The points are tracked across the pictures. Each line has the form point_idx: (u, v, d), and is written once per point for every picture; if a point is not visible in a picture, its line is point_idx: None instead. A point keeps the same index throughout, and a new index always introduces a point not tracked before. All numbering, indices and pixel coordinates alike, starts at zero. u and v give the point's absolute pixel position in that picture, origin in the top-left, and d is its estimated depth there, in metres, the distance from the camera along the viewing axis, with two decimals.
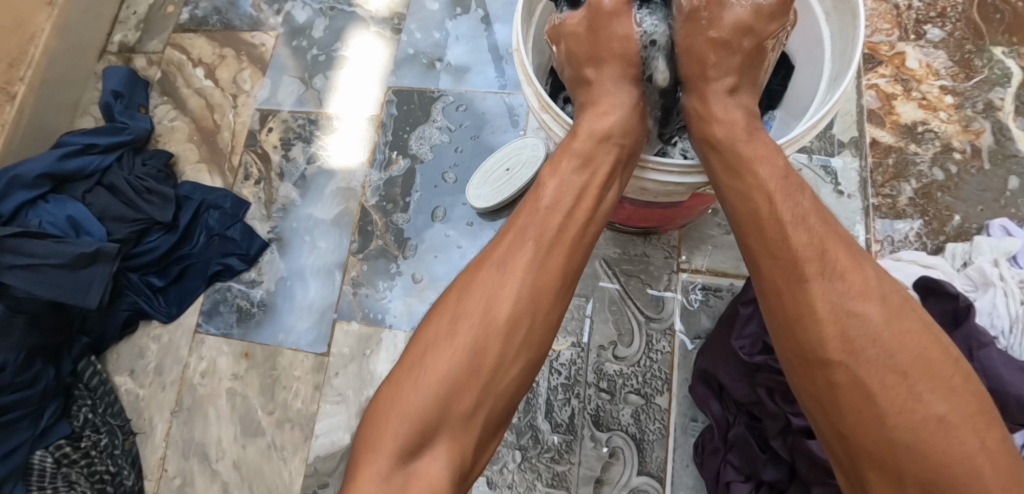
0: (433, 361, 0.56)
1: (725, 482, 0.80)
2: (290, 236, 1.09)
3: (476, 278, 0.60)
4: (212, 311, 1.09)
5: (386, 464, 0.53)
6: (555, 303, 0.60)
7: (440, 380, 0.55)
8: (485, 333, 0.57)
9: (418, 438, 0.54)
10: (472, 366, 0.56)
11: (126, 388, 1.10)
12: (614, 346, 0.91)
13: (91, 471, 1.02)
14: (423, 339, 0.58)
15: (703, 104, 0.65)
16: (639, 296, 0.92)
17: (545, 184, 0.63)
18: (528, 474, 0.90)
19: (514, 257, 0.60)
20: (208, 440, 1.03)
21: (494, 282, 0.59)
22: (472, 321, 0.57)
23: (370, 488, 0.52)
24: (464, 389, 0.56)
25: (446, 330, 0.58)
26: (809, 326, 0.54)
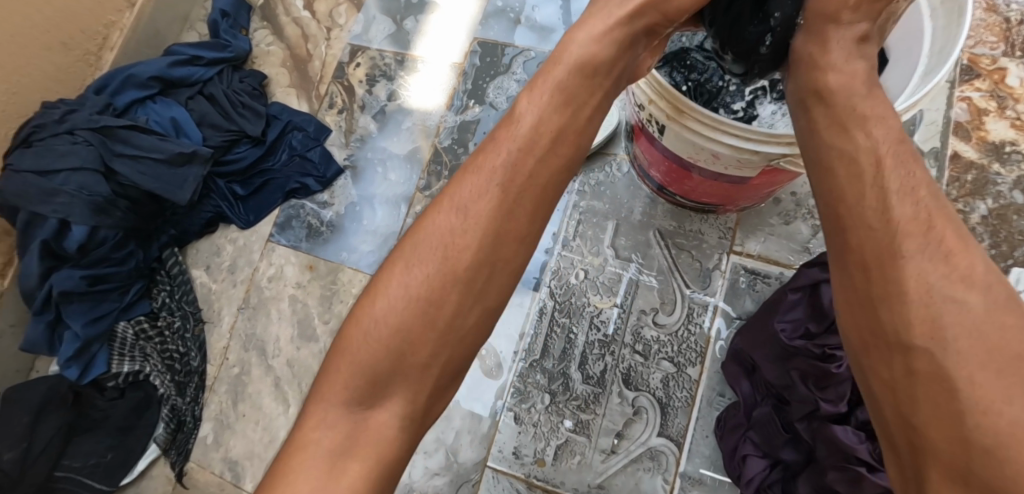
0: (375, 324, 0.63)
1: (741, 456, 0.82)
2: (364, 165, 1.15)
3: (417, 247, 0.64)
4: (285, 224, 1.17)
5: (327, 426, 0.61)
6: (493, 273, 0.64)
7: (392, 334, 0.62)
8: (426, 302, 0.62)
9: (373, 387, 0.62)
10: (423, 336, 0.62)
11: (201, 281, 1.20)
12: (655, 312, 0.95)
13: (163, 348, 1.14)
14: (374, 303, 0.64)
15: (822, 51, 0.60)
16: (687, 269, 0.95)
17: (520, 124, 0.65)
18: (553, 416, 0.95)
19: (474, 205, 0.64)
20: (267, 338, 1.13)
21: (442, 252, 0.63)
22: (419, 282, 0.63)
23: (327, 428, 0.61)
24: (416, 344, 0.62)
25: (401, 284, 0.63)
26: (891, 295, 0.53)
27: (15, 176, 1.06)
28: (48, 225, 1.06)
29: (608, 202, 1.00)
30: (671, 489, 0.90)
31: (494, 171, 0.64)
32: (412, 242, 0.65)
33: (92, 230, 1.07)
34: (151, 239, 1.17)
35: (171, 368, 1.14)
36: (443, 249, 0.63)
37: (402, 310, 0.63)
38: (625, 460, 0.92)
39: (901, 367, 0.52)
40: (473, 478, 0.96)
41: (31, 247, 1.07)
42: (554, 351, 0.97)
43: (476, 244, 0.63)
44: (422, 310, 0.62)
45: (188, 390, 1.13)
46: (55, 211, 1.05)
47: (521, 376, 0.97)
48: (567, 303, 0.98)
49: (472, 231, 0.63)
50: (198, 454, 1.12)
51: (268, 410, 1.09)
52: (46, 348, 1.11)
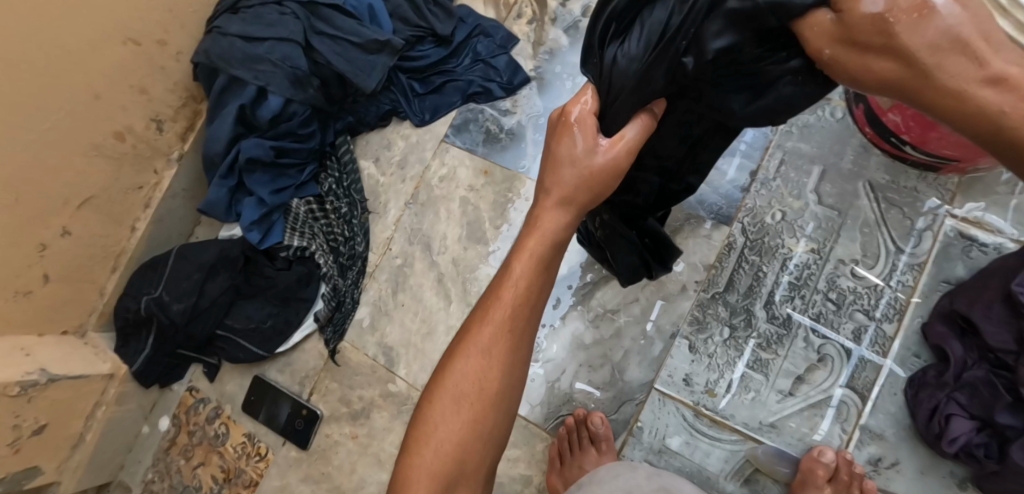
0: (456, 387, 0.66)
1: (945, 414, 0.81)
2: (552, 77, 1.12)
3: (492, 296, 0.66)
4: (462, 126, 1.16)
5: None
6: (544, 291, 0.66)
7: (445, 461, 0.64)
8: (485, 381, 0.65)
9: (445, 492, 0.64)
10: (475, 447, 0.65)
11: (368, 173, 1.20)
12: (855, 263, 0.93)
13: (329, 230, 1.16)
14: (436, 401, 0.66)
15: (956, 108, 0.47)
16: (896, 225, 0.92)
17: (543, 224, 0.65)
18: (731, 351, 0.94)
19: (504, 307, 0.65)
20: (434, 234, 1.13)
21: (498, 317, 0.65)
22: (469, 403, 0.65)
23: None
24: (469, 457, 0.65)
25: (449, 410, 0.65)
26: (996, 121, 0.46)
27: (222, 39, 1.08)
28: (247, 91, 1.09)
29: (818, 145, 0.96)
30: (848, 439, 0.89)
31: (515, 279, 0.65)
32: (458, 338, 0.68)
33: (286, 103, 1.10)
34: (328, 122, 1.18)
35: (335, 250, 1.16)
36: (490, 349, 0.65)
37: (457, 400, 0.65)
38: (803, 403, 0.91)
39: None
40: (637, 397, 0.97)
41: (226, 111, 1.10)
42: (740, 287, 0.96)
43: (521, 280, 0.65)
44: (481, 370, 0.65)
45: (350, 272, 1.16)
46: (256, 78, 1.08)
47: (701, 306, 0.96)
48: (760, 242, 0.96)
49: (521, 265, 0.65)
50: (353, 335, 1.15)
51: (428, 304, 1.11)
52: (224, 211, 1.15)
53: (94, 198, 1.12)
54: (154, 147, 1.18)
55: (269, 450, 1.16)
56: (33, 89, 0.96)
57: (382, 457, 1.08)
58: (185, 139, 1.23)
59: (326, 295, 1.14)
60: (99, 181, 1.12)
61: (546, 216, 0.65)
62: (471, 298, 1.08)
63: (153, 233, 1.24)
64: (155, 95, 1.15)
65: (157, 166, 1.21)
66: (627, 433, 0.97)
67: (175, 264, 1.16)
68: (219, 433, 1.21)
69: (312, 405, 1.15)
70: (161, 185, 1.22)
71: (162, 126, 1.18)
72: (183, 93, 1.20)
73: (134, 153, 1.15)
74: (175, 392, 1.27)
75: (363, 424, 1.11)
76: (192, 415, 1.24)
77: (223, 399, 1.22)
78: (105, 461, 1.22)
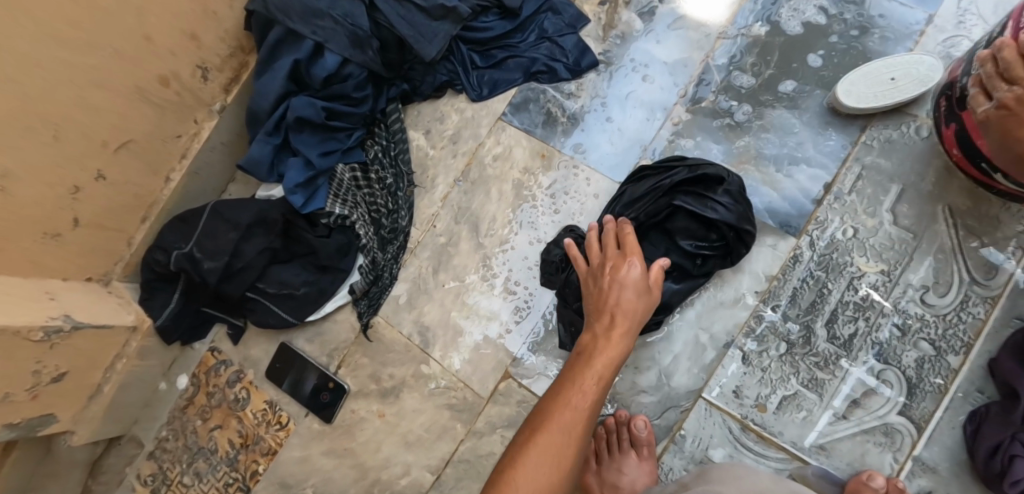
0: (536, 465, 0.71)
1: (1009, 455, 0.79)
2: (621, 64, 1.08)
3: (574, 380, 0.77)
4: (521, 105, 1.11)
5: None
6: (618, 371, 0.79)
7: None
8: (564, 453, 0.72)
9: None
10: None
11: (417, 144, 1.15)
12: (925, 290, 0.89)
13: (372, 200, 1.12)
14: (519, 464, 0.71)
15: None
16: (972, 255, 0.89)
17: (627, 292, 0.81)
18: (786, 366, 0.91)
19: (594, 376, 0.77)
20: (483, 215, 1.09)
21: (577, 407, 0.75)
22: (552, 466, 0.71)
23: None
24: None
25: (534, 465, 0.71)
26: None
27: None
28: (304, 46, 1.04)
29: (897, 163, 0.93)
30: (899, 469, 0.86)
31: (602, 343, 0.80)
32: (539, 413, 0.76)
33: (342, 63, 1.05)
34: (382, 88, 1.13)
35: (376, 221, 1.12)
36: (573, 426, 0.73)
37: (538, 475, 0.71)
38: (855, 428, 0.88)
39: None
40: (683, 404, 0.94)
41: (279, 65, 1.05)
42: (802, 302, 0.92)
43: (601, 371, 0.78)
44: (555, 449, 0.72)
45: (391, 246, 1.11)
46: (315, 33, 1.03)
47: (759, 318, 0.93)
48: (827, 258, 0.93)
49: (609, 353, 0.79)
50: (388, 311, 1.11)
51: (471, 287, 1.07)
52: (265, 170, 1.10)
53: (133, 143, 1.07)
54: (198, 96, 1.13)
55: (291, 420, 1.13)
56: (83, 21, 0.91)
57: (410, 439, 1.06)
58: (229, 91, 1.18)
59: (364, 268, 1.10)
60: (140, 126, 1.07)
61: (627, 291, 0.82)
62: (516, 285, 1.04)
63: (187, 186, 1.19)
64: (205, 42, 1.10)
65: (198, 117, 1.15)
66: (668, 440, 0.94)
67: (210, 220, 1.12)
68: (239, 397, 1.18)
69: (339, 379, 1.11)
70: (200, 136, 1.17)
71: (207, 75, 1.13)
72: (232, 41, 1.14)
73: (177, 100, 1.10)
74: (196, 351, 1.24)
75: (392, 404, 1.07)
76: (212, 376, 1.21)
77: (246, 363, 1.18)
78: (121, 413, 1.19)
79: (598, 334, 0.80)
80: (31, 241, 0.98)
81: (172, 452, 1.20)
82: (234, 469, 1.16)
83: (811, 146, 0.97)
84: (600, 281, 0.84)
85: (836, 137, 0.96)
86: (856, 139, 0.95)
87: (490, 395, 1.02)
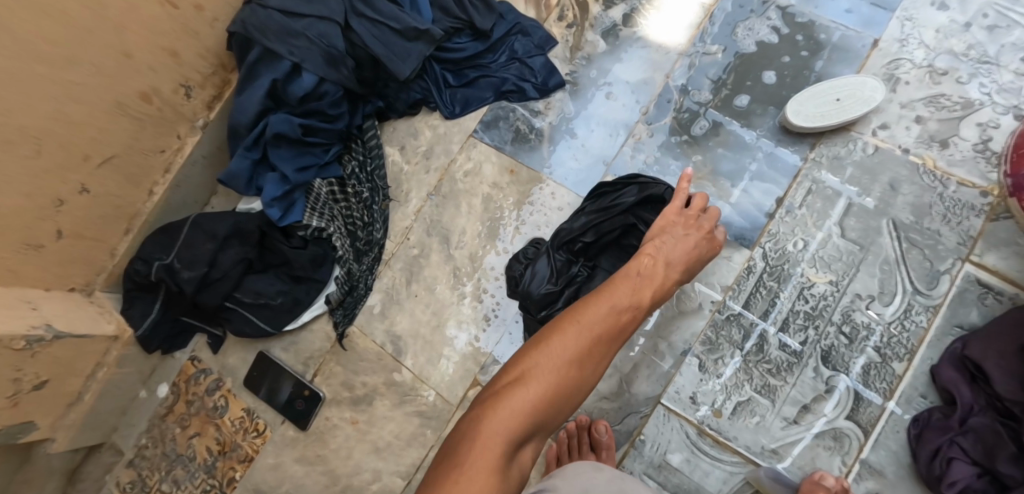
0: (571, 353, 0.65)
1: (945, 458, 0.83)
2: (587, 84, 1.13)
3: (624, 289, 0.74)
4: (491, 123, 1.16)
5: (507, 441, 0.59)
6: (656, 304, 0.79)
7: (554, 396, 0.63)
8: (603, 356, 0.68)
9: (529, 434, 0.61)
10: (570, 397, 0.64)
11: (393, 160, 1.19)
12: (871, 299, 0.94)
13: (348, 214, 1.16)
14: (557, 344, 0.66)
15: None
16: (915, 266, 0.93)
17: (680, 243, 0.85)
18: (740, 373, 0.95)
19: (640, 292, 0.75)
20: (454, 228, 1.13)
21: (622, 320, 0.71)
22: (592, 364, 0.67)
23: (484, 465, 0.57)
24: (566, 410, 0.65)
25: (572, 349, 0.66)
26: None
27: (261, 11, 1.07)
28: (281, 65, 1.08)
29: (845, 179, 0.98)
30: (847, 471, 0.90)
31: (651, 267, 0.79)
32: (579, 303, 0.71)
33: (319, 82, 1.09)
34: (358, 105, 1.17)
35: (352, 234, 1.16)
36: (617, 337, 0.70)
37: (575, 364, 0.65)
38: (806, 433, 0.92)
39: None
40: (642, 410, 0.98)
41: (258, 84, 1.09)
42: (755, 311, 0.97)
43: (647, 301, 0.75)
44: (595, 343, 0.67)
45: (365, 258, 1.15)
46: (291, 53, 1.07)
47: (714, 326, 0.97)
48: (780, 268, 0.97)
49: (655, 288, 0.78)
50: (362, 320, 1.14)
51: (442, 297, 1.11)
52: (244, 184, 1.14)
53: (115, 158, 1.11)
54: (180, 112, 1.17)
55: (267, 427, 1.16)
56: (65, 39, 0.95)
57: (380, 445, 1.09)
58: (211, 107, 1.22)
59: (340, 279, 1.13)
60: (121, 141, 1.11)
61: (675, 241, 0.85)
62: (485, 295, 1.08)
63: (169, 199, 1.23)
64: (187, 60, 1.14)
65: (180, 132, 1.20)
66: (628, 445, 0.97)
67: (190, 232, 1.16)
68: (217, 405, 1.21)
69: (314, 386, 1.15)
70: (182, 151, 1.21)
71: (189, 92, 1.17)
72: (214, 60, 1.19)
73: (159, 116, 1.14)
74: (176, 359, 1.27)
75: (364, 411, 1.11)
76: (191, 385, 1.24)
77: (224, 371, 1.22)
78: (101, 420, 1.22)
79: (655, 259, 0.80)
80: (11, 251, 1.01)
81: (151, 459, 1.23)
82: (210, 476, 1.18)
83: (764, 161, 1.01)
84: (677, 228, 0.87)
85: (788, 154, 1.01)
86: (806, 155, 1.00)
87: (459, 402, 1.06)
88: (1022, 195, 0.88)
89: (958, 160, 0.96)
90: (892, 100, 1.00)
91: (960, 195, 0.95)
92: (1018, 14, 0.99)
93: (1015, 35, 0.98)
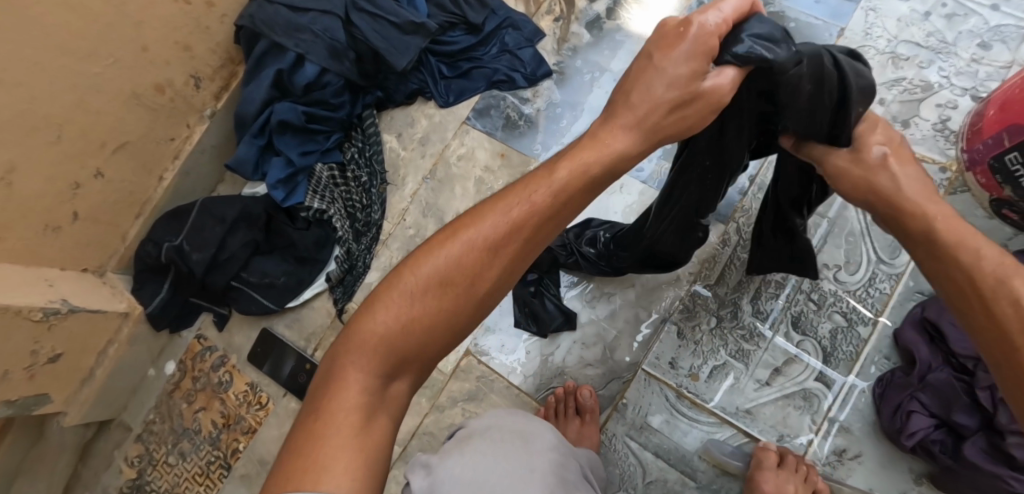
0: (447, 273, 0.53)
1: (906, 411, 0.88)
2: (573, 74, 1.20)
3: (524, 186, 0.54)
4: (483, 111, 1.22)
5: (369, 379, 0.51)
6: (582, 202, 0.55)
7: (424, 322, 0.52)
8: (496, 254, 0.53)
9: (399, 364, 0.53)
10: (453, 313, 0.53)
11: (391, 146, 1.26)
12: (838, 268, 1.00)
13: (348, 197, 1.22)
14: (425, 263, 0.53)
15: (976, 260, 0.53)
16: (879, 237, 1.00)
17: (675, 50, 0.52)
18: (716, 339, 1.01)
19: (561, 177, 0.53)
20: (448, 209, 1.19)
21: (517, 212, 0.53)
22: (473, 279, 0.53)
23: (338, 413, 0.50)
24: (445, 332, 0.54)
25: (444, 265, 0.53)
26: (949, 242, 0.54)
27: (267, 7, 1.14)
28: (287, 57, 1.15)
29: None
30: (816, 430, 0.95)
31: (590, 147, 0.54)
32: (475, 207, 0.55)
33: (321, 72, 1.16)
34: (358, 95, 1.24)
35: (352, 216, 1.22)
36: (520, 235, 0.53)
37: (442, 283, 0.53)
38: (777, 394, 0.97)
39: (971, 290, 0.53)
40: (624, 376, 1.03)
41: (264, 75, 1.17)
42: (730, 281, 1.03)
43: (566, 181, 0.53)
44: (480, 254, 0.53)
45: (364, 238, 1.21)
46: (297, 45, 1.14)
47: (692, 296, 1.03)
48: None
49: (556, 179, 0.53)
50: (361, 297, 1.20)
51: None
52: (251, 169, 1.21)
53: (129, 144, 1.18)
54: (190, 102, 1.24)
55: (270, 400, 1.22)
56: (86, 31, 1.02)
57: None
58: (219, 98, 1.29)
59: (340, 258, 1.20)
60: (135, 128, 1.18)
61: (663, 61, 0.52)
62: None
63: (179, 185, 1.30)
64: (198, 53, 1.21)
65: (190, 121, 1.27)
66: (611, 408, 1.03)
67: (199, 215, 1.23)
68: (222, 381, 1.27)
69: (315, 360, 1.20)
70: (191, 139, 1.28)
71: (199, 84, 1.24)
72: (223, 54, 1.26)
73: (171, 106, 1.21)
74: (184, 338, 1.32)
75: None
76: (197, 362, 1.30)
77: (229, 349, 1.28)
78: (112, 396, 1.28)
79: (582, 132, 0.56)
80: (33, 231, 1.08)
81: (158, 434, 1.29)
82: (215, 448, 1.24)
83: None
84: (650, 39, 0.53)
85: None
86: None
87: (452, 372, 1.12)
88: (978, 170, 0.95)
89: (920, 138, 1.02)
90: None
91: (922, 171, 1.01)
92: (974, 4, 1.06)
93: (971, 23, 1.05)
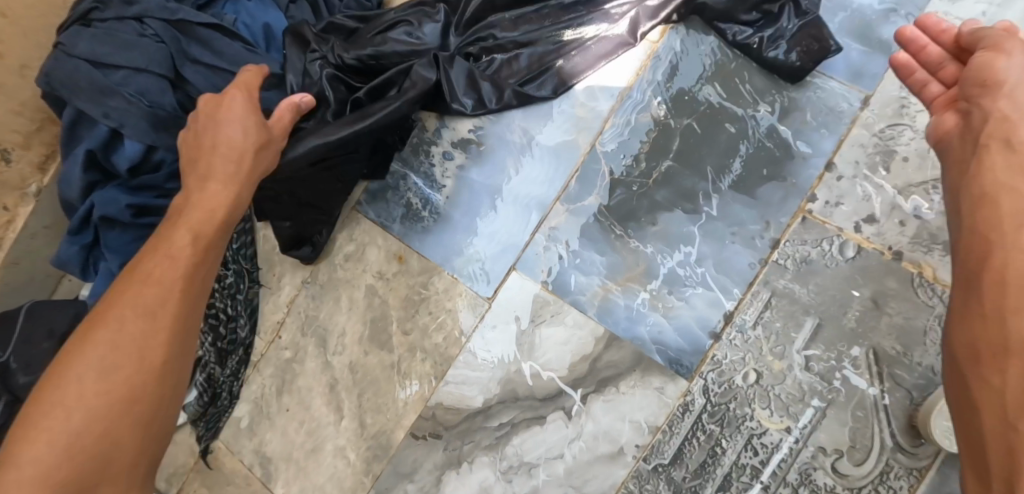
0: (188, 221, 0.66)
1: None
2: (497, 145, 0.89)
3: (145, 272, 0.61)
4: (378, 194, 0.93)
5: (103, 355, 0.55)
6: (183, 326, 0.60)
7: (142, 333, 0.57)
8: (135, 395, 0.55)
9: (117, 412, 0.54)
10: (143, 360, 0.57)
11: (264, 235, 0.99)
12: (838, 456, 0.72)
13: (208, 303, 0.93)
14: (100, 326, 0.57)
15: (1013, 228, 0.49)
16: (900, 417, 0.70)
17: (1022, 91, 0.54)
18: None
19: (131, 320, 0.58)
20: (332, 328, 0.92)
21: (87, 382, 0.54)
22: (130, 357, 0.56)
23: (85, 377, 0.54)
24: (138, 378, 0.56)
25: (96, 354, 0.55)
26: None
27: (66, 62, 0.83)
28: (99, 131, 0.84)
29: (813, 291, 0.75)
30: None
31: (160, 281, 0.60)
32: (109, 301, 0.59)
33: (147, 150, 0.85)
34: None
35: (212, 330, 0.93)
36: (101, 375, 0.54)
37: (142, 358, 0.57)
38: None
39: (982, 358, 0.46)
40: None
41: (75, 153, 0.86)
42: (690, 461, 0.76)
43: (121, 312, 0.58)
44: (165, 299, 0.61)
45: (230, 361, 0.95)
46: (106, 117, 0.82)
47: (638, 479, 0.77)
48: (723, 408, 0.76)
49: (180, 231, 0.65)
50: (229, 436, 0.96)
51: (317, 415, 0.91)
52: (78, 272, 0.93)
53: None
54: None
55: None
56: None
57: None
58: (45, 169, 0.99)
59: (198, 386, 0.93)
60: None
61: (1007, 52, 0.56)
62: (366, 415, 0.88)
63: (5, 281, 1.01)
64: None
65: (6, 202, 0.97)
66: None
67: (26, 325, 0.95)
68: None
69: None
70: (14, 224, 0.98)
71: (8, 156, 0.94)
72: (38, 115, 0.95)
73: None
74: None
75: None
76: None
77: None
78: None
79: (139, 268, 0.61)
80: None
81: None
82: None
83: (705, 265, 0.79)
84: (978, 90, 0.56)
85: (737, 252, 0.78)
86: (766, 257, 0.77)
87: None
88: None
89: None
90: (883, 183, 0.75)
91: None
92: None
93: None
